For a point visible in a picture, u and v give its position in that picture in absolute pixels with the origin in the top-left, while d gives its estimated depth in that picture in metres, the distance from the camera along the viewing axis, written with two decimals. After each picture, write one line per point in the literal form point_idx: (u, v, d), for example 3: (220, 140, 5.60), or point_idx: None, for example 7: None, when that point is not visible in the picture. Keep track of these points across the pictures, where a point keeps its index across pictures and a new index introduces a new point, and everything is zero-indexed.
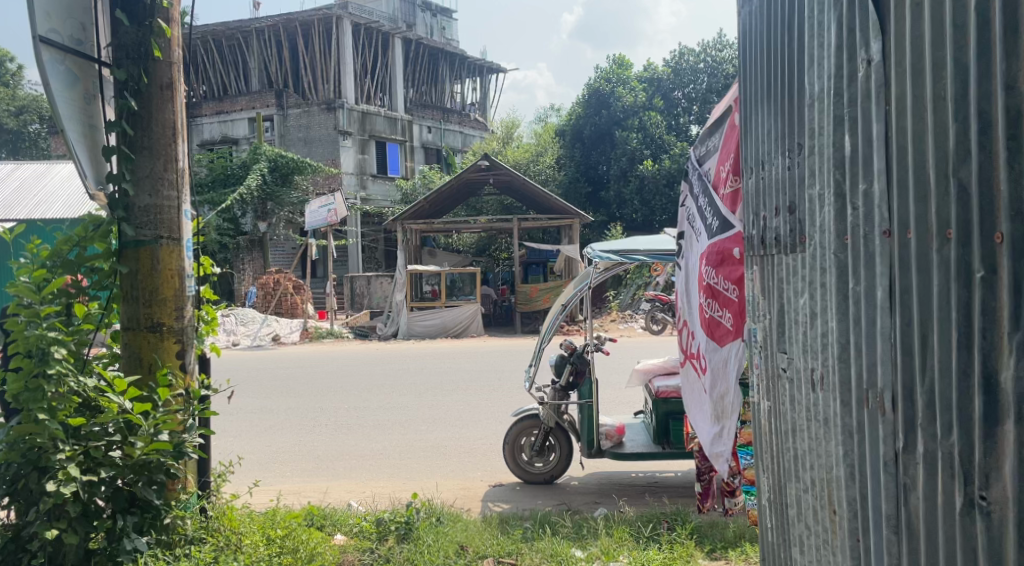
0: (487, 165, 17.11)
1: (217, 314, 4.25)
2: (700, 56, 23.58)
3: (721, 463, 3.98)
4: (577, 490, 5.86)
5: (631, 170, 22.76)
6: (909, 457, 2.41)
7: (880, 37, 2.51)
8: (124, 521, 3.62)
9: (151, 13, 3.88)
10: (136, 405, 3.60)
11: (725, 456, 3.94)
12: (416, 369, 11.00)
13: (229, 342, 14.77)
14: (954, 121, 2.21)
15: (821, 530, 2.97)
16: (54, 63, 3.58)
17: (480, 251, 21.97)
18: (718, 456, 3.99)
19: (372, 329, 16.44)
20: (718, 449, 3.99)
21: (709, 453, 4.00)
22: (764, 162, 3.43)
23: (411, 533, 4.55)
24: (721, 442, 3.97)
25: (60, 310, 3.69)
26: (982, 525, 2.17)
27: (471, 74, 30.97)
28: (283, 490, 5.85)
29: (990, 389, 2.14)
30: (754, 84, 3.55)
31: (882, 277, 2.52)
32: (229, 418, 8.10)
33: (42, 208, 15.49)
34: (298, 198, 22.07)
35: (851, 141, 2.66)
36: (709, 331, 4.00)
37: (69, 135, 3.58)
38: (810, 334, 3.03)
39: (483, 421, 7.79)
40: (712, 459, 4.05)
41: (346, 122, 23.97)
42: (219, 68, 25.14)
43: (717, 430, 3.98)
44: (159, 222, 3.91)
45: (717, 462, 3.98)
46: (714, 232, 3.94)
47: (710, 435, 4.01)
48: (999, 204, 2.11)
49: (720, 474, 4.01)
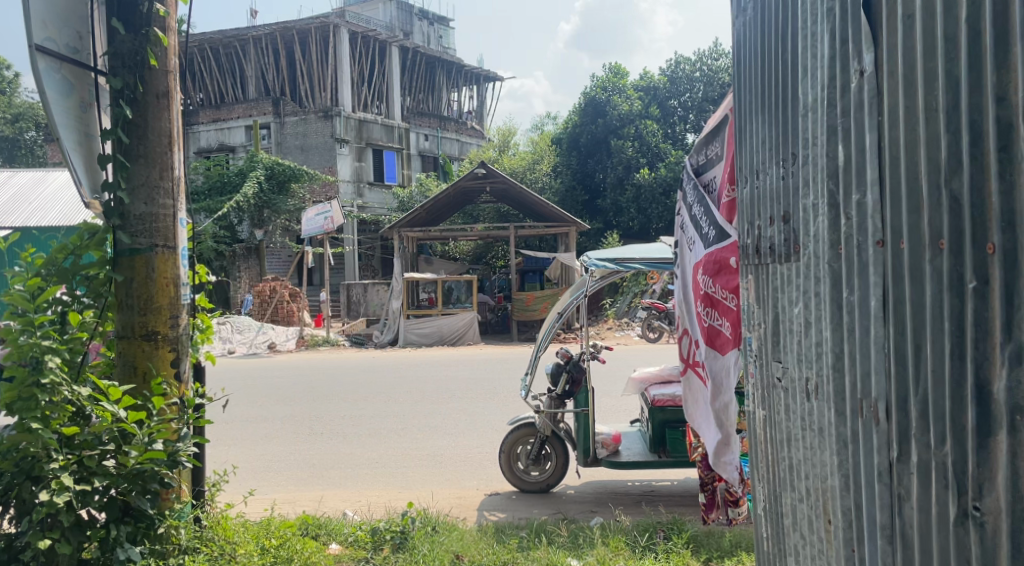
0: (484, 173, 16.95)
1: (211, 322, 4.25)
2: (696, 65, 23.66)
3: (730, 472, 4.00)
4: (573, 500, 5.85)
5: (628, 178, 22.85)
6: (903, 467, 2.42)
7: (871, 50, 2.52)
8: (118, 530, 3.58)
9: (148, 22, 3.87)
10: (130, 414, 3.56)
11: (734, 464, 3.96)
12: (410, 376, 11.02)
13: (225, 351, 14.79)
14: (946, 132, 2.22)
15: (816, 540, 2.97)
16: (49, 71, 3.58)
17: (477, 259, 22.10)
18: (727, 464, 4.01)
19: (368, 337, 16.67)
20: (727, 458, 4.01)
21: (717, 463, 4.02)
22: (758, 172, 3.45)
23: (406, 543, 4.56)
24: (729, 451, 4.00)
25: (54, 318, 3.64)
26: (977, 537, 2.17)
27: (468, 82, 31.08)
28: (277, 499, 5.85)
29: (983, 399, 2.14)
30: (749, 94, 3.57)
31: (875, 287, 2.51)
32: (222, 427, 8.09)
33: (38, 215, 15.54)
34: (294, 206, 22.11)
35: (844, 150, 2.67)
36: (709, 340, 4.01)
37: (64, 144, 3.59)
38: (804, 343, 3.03)
39: (479, 428, 7.80)
40: (719, 468, 4.06)
41: (343, 130, 23.94)
42: (217, 76, 25.24)
43: (723, 438, 4.00)
44: (154, 230, 3.91)
45: (725, 471, 3.99)
46: (712, 242, 3.95)
47: (716, 446, 4.02)
48: (991, 213, 2.11)
49: (729, 483, 4.02)
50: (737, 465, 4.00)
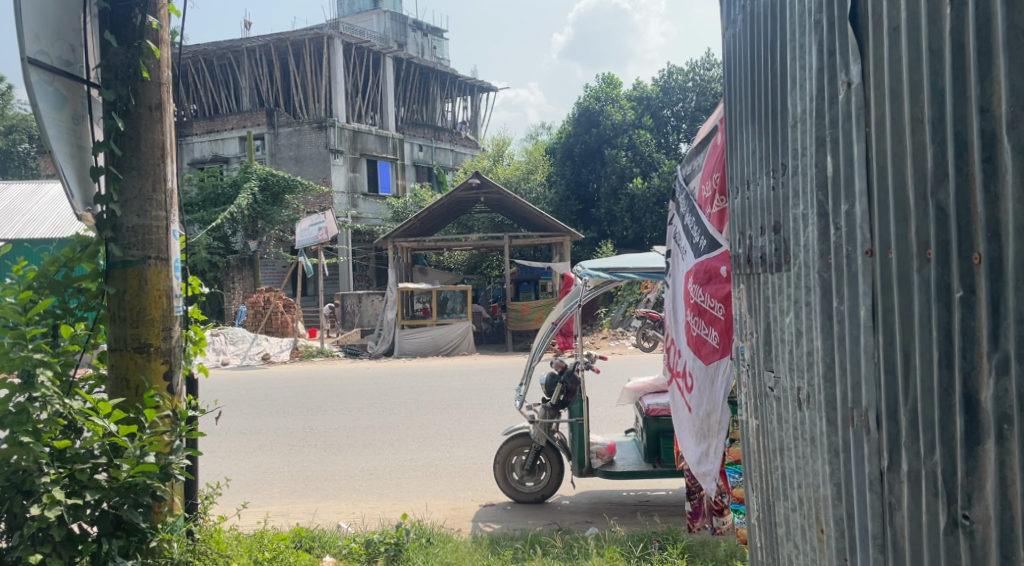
0: (478, 184, 16.88)
1: (204, 334, 4.28)
2: (688, 76, 23.82)
3: (708, 483, 4.01)
4: (568, 510, 5.85)
5: (621, 188, 22.92)
6: (894, 475, 2.42)
7: (858, 61, 2.55)
8: (110, 544, 3.55)
9: (141, 35, 3.88)
10: (121, 428, 3.56)
11: (712, 475, 3.97)
12: (404, 387, 11.01)
13: (220, 362, 14.76)
14: (932, 143, 2.23)
15: (810, 550, 2.96)
16: (42, 84, 3.56)
17: (471, 268, 22.12)
18: (705, 475, 4.02)
19: (363, 347, 16.43)
20: (706, 468, 4.01)
21: (696, 472, 4.03)
22: (749, 182, 3.46)
23: (401, 555, 4.55)
24: (708, 461, 4.00)
25: (46, 332, 3.63)
26: (966, 545, 2.17)
27: (462, 92, 31.27)
28: (271, 511, 5.84)
29: (971, 407, 2.14)
30: (738, 106, 3.59)
31: (865, 297, 2.53)
32: (217, 439, 8.07)
33: (30, 227, 15.54)
34: (288, 216, 22.19)
35: (833, 161, 2.69)
36: (695, 349, 4.05)
37: (57, 156, 3.56)
38: (796, 353, 3.04)
39: (474, 439, 7.80)
40: (699, 478, 4.07)
41: (337, 140, 23.88)
42: (210, 88, 25.36)
43: (703, 449, 4.03)
44: (147, 242, 3.91)
45: (703, 481, 4.01)
46: (702, 250, 4.00)
47: (696, 454, 4.05)
48: (975, 224, 2.11)
49: (707, 493, 4.03)
50: (716, 477, 4.00)
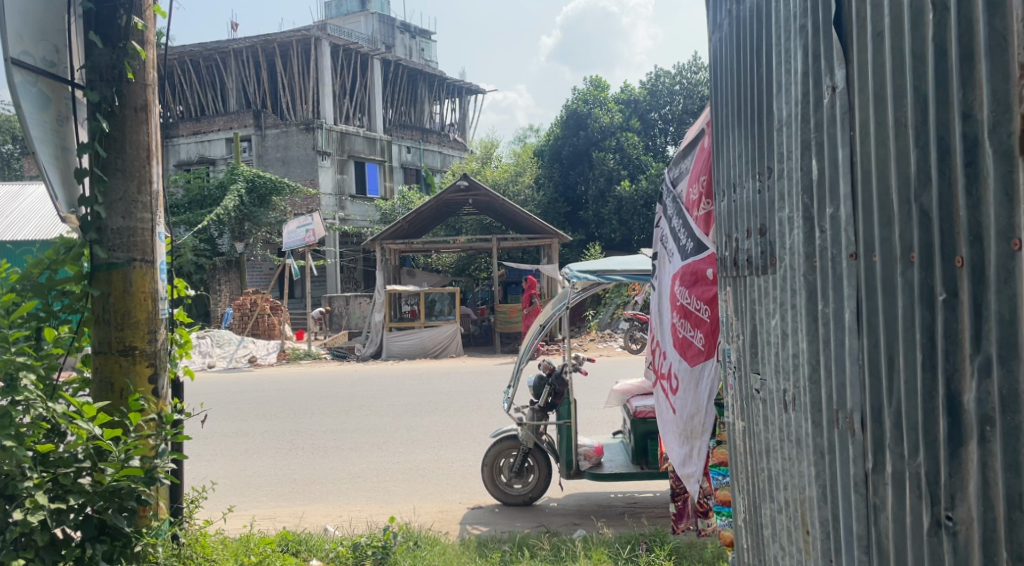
0: (466, 187, 16.90)
1: (190, 337, 4.25)
2: (675, 79, 24.06)
3: (692, 484, 4.02)
4: (556, 512, 5.84)
5: (609, 190, 22.96)
6: (878, 477, 2.43)
7: (843, 66, 2.56)
8: (93, 549, 3.52)
9: (126, 35, 3.86)
10: (105, 431, 3.53)
11: (696, 476, 3.98)
12: (392, 389, 10.99)
13: (205, 365, 14.70)
14: (915, 147, 2.24)
15: (795, 551, 2.97)
16: (26, 85, 3.53)
17: (459, 271, 22.11)
18: (689, 477, 4.03)
19: (350, 350, 16.40)
20: (690, 470, 4.02)
21: (680, 473, 4.03)
22: (735, 185, 3.46)
23: (388, 558, 4.54)
24: (692, 462, 4.01)
25: (29, 335, 3.60)
26: (950, 546, 2.18)
27: (450, 95, 31.26)
28: (257, 515, 5.81)
29: (955, 409, 2.15)
30: (724, 108, 3.60)
31: (849, 300, 2.53)
32: (202, 442, 8.03)
33: (13, 229, 15.44)
34: (274, 218, 22.12)
35: (817, 164, 2.70)
36: (681, 351, 4.05)
37: (41, 157, 3.54)
38: (781, 355, 3.05)
39: (461, 441, 7.80)
40: (683, 480, 4.08)
41: (324, 143, 23.82)
42: (196, 89, 25.24)
43: (687, 450, 4.04)
44: (132, 244, 3.89)
45: (687, 483, 4.01)
46: (688, 253, 4.00)
47: (680, 456, 4.06)
48: (958, 228, 2.12)
49: (691, 495, 4.03)
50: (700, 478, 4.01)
